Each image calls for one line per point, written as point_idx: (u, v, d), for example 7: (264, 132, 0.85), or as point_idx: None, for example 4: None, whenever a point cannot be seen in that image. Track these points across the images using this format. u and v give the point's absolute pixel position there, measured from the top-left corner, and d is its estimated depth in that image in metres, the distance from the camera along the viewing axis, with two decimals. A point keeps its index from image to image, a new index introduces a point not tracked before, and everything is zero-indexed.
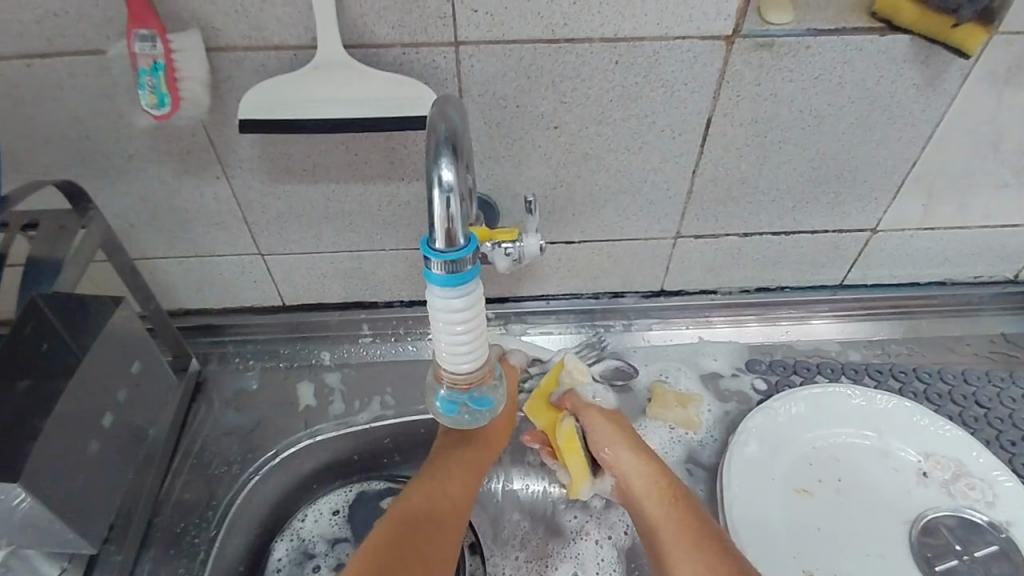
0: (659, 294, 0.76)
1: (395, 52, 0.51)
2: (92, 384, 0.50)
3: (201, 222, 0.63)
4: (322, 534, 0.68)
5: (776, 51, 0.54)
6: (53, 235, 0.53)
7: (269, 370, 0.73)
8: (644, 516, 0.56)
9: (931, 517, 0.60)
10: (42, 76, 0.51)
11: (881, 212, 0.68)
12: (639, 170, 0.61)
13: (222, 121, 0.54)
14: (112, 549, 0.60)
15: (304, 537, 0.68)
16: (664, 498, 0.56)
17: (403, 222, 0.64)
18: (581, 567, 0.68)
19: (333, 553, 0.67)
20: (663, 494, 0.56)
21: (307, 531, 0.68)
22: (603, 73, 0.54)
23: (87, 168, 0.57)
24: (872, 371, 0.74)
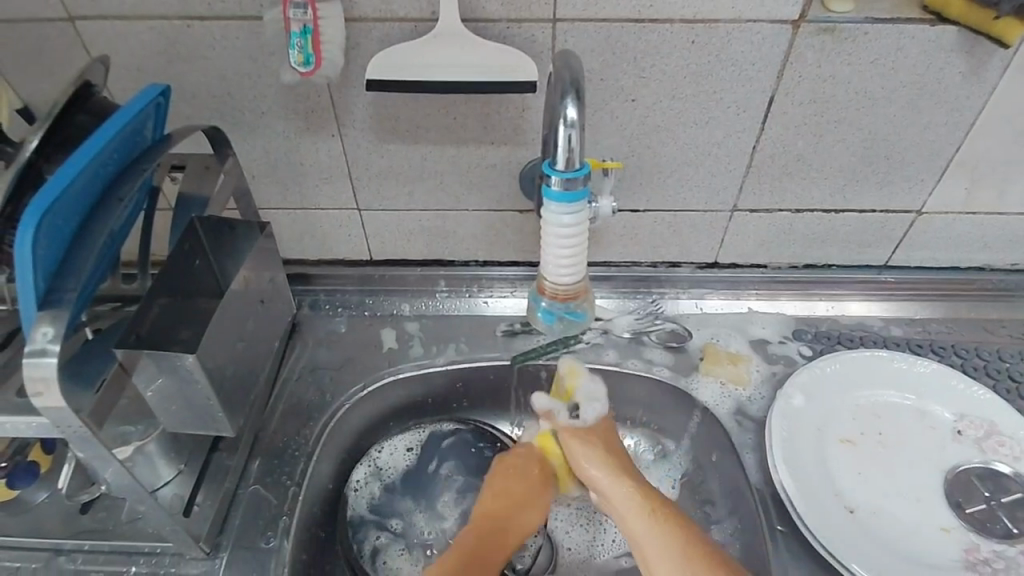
0: (713, 266, 0.81)
1: (501, 27, 0.59)
2: (236, 299, 0.58)
3: (311, 176, 0.71)
4: (397, 466, 0.74)
5: (837, 36, 0.60)
6: (200, 173, 0.61)
7: (355, 317, 0.81)
8: (622, 516, 0.60)
9: (963, 469, 0.67)
10: (202, 38, 0.60)
11: (927, 194, 0.73)
12: (704, 143, 0.68)
13: (345, 83, 0.63)
14: (223, 456, 0.66)
15: (381, 465, 0.74)
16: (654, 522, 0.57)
17: (488, 184, 0.72)
18: None
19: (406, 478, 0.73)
20: (655, 516, 0.58)
21: (382, 462, 0.75)
22: (680, 51, 0.61)
23: (224, 121, 0.66)
24: (913, 345, 0.78)
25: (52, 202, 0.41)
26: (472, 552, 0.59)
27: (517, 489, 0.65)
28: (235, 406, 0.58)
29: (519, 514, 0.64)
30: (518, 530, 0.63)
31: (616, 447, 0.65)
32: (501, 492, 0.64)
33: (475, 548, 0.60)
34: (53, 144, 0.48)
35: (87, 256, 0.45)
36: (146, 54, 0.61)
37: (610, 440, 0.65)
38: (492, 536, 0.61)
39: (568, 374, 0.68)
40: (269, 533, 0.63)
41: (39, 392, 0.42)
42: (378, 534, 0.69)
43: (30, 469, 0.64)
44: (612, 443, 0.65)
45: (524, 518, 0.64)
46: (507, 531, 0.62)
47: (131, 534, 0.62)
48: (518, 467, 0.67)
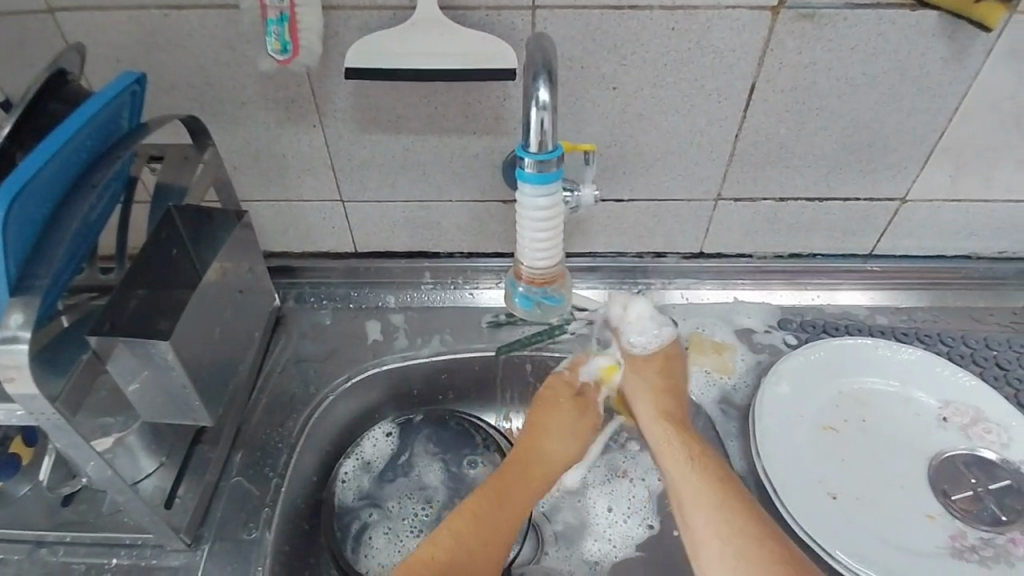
0: (698, 256, 0.81)
1: (481, 14, 0.59)
2: (215, 289, 0.58)
3: (293, 167, 0.71)
4: (382, 455, 0.75)
5: (817, 21, 0.60)
6: (178, 163, 0.60)
7: (340, 310, 0.81)
8: (672, 472, 0.59)
9: (949, 456, 0.67)
10: (179, 27, 0.59)
11: (911, 181, 0.73)
12: (686, 131, 0.68)
13: (325, 72, 0.63)
14: (205, 448, 0.65)
15: (367, 456, 0.74)
16: (717, 487, 0.56)
17: (471, 174, 0.71)
18: (616, 501, 0.73)
19: (394, 468, 0.74)
20: (715, 478, 0.57)
21: (369, 453, 0.74)
22: (660, 38, 0.61)
23: (203, 111, 0.65)
24: (898, 333, 0.78)
25: (23, 185, 0.41)
26: (507, 484, 0.62)
27: (558, 423, 0.67)
28: (215, 396, 0.57)
29: (554, 448, 0.66)
30: (552, 466, 0.65)
31: (676, 383, 0.66)
32: (540, 431, 0.66)
33: (509, 480, 0.63)
34: (26, 131, 0.48)
35: (60, 242, 0.45)
36: (124, 43, 0.61)
37: (672, 385, 0.66)
38: (526, 473, 0.64)
39: (602, 371, 0.69)
40: (251, 524, 0.63)
41: (11, 378, 0.42)
42: (370, 512, 0.70)
43: (11, 461, 0.64)
44: (667, 382, 0.66)
45: (561, 453, 0.66)
46: (537, 468, 0.64)
47: (112, 526, 0.61)
48: (563, 403, 0.68)
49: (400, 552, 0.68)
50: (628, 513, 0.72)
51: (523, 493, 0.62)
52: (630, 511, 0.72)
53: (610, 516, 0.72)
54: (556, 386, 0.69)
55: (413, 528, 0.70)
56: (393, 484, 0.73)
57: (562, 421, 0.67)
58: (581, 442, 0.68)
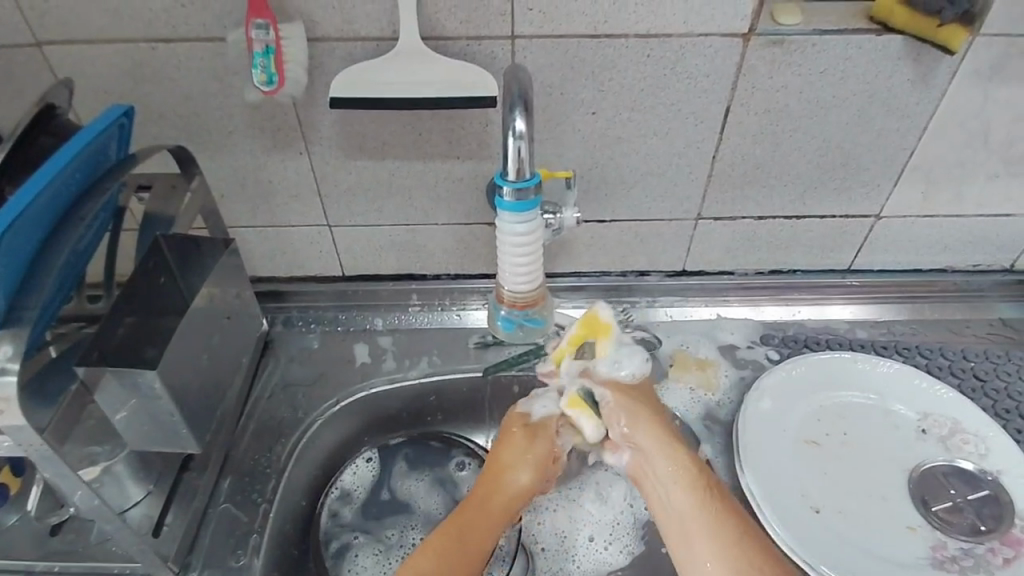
0: (681, 274, 0.83)
1: (461, 44, 0.61)
2: (204, 318, 0.59)
3: (280, 194, 0.72)
4: (365, 484, 0.75)
5: (786, 47, 0.62)
6: (166, 194, 0.61)
7: (329, 333, 0.81)
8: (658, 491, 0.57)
9: (929, 467, 0.68)
10: (166, 59, 0.61)
11: (885, 198, 0.75)
12: (665, 153, 0.70)
13: (310, 101, 0.64)
14: (193, 475, 0.65)
15: (348, 488, 0.74)
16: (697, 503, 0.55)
17: (456, 198, 0.73)
18: (597, 531, 0.73)
19: (374, 496, 0.74)
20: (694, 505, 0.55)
21: (349, 483, 0.75)
22: (636, 65, 0.63)
23: (190, 141, 0.67)
24: (878, 347, 0.80)
25: (18, 215, 0.42)
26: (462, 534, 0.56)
27: (518, 470, 0.61)
28: (203, 422, 0.58)
29: (514, 497, 0.60)
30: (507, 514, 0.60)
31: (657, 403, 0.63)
32: (501, 478, 0.60)
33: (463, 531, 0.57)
34: (16, 165, 0.48)
35: (48, 274, 0.45)
36: (112, 76, 0.62)
37: (655, 406, 0.62)
38: (471, 524, 0.57)
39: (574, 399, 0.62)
40: (240, 551, 0.63)
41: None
42: (355, 534, 0.71)
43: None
44: (647, 406, 0.61)
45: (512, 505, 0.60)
46: (493, 516, 0.59)
47: (101, 555, 0.61)
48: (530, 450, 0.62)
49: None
50: (608, 539, 0.72)
51: (478, 533, 0.57)
52: (611, 538, 0.72)
53: (590, 547, 0.72)
54: (520, 434, 0.63)
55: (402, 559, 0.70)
56: (378, 513, 0.73)
57: (525, 469, 0.61)
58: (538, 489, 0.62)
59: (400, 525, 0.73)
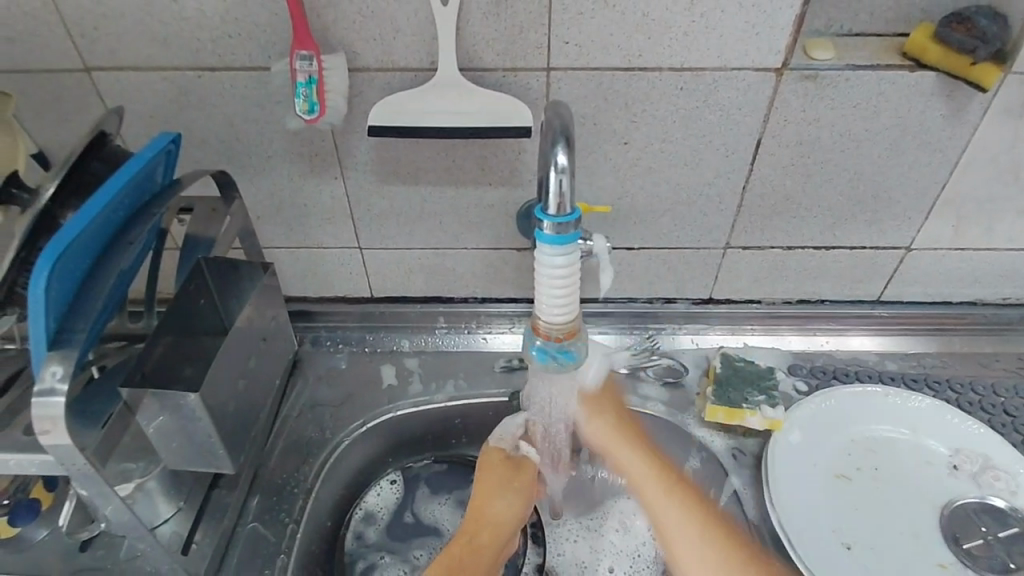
0: (707, 302, 0.83)
1: (497, 75, 0.62)
2: (240, 339, 0.60)
3: (313, 217, 0.73)
4: (389, 504, 0.76)
5: (820, 82, 0.63)
6: (206, 216, 0.63)
7: (356, 353, 0.82)
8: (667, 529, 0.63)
9: (959, 504, 0.67)
10: (211, 87, 0.63)
11: (916, 231, 0.75)
12: (695, 183, 0.70)
13: (348, 128, 0.65)
14: (223, 492, 0.66)
15: (371, 509, 0.75)
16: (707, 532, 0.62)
17: (485, 223, 0.74)
18: (618, 561, 0.73)
19: (397, 518, 0.75)
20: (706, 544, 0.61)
21: (372, 504, 0.76)
22: (669, 97, 0.64)
23: (230, 165, 0.68)
24: (908, 379, 0.79)
25: (80, 232, 0.44)
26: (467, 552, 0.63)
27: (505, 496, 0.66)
28: (237, 443, 0.59)
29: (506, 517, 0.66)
30: (504, 525, 0.66)
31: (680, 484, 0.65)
32: (496, 502, 0.66)
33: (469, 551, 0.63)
34: (69, 190, 0.50)
35: (97, 297, 0.46)
36: (158, 102, 0.64)
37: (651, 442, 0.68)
38: (474, 535, 0.64)
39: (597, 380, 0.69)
40: (267, 571, 0.63)
41: (45, 430, 0.43)
42: (381, 554, 0.72)
43: (32, 506, 0.64)
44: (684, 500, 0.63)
45: (507, 517, 0.66)
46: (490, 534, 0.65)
47: (129, 572, 0.62)
48: (506, 472, 0.67)
49: None
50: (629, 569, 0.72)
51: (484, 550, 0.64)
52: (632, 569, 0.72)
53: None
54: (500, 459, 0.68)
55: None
56: (402, 534, 0.74)
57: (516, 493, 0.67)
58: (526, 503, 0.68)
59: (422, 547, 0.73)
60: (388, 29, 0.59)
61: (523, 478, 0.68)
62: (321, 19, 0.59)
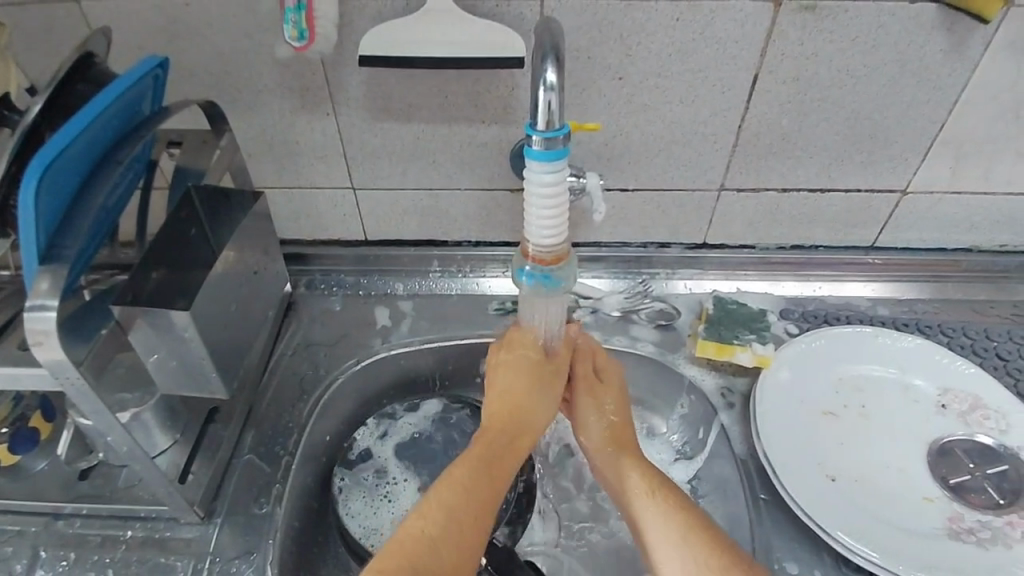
0: (701, 247, 0.82)
1: (490, 5, 0.61)
2: (230, 271, 0.60)
3: (306, 154, 0.72)
4: (365, 443, 0.74)
5: (818, 13, 0.62)
6: (197, 147, 0.62)
7: (350, 297, 0.82)
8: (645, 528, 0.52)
9: (947, 442, 0.68)
10: (199, 15, 0.61)
11: (912, 174, 0.74)
12: (691, 121, 0.69)
13: (340, 60, 0.64)
14: (218, 426, 0.67)
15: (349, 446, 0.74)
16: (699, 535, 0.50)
17: (479, 163, 0.73)
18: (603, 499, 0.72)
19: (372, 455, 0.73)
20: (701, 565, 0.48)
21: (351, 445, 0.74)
22: (665, 29, 0.63)
23: (220, 99, 0.68)
24: (899, 324, 0.79)
25: (68, 145, 0.43)
26: (486, 460, 0.53)
27: (535, 385, 0.58)
28: (231, 371, 0.59)
29: (538, 410, 0.58)
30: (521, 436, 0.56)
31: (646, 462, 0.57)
32: (516, 386, 0.58)
33: (487, 453, 0.54)
34: (56, 109, 0.49)
35: (86, 216, 0.46)
36: (145, 31, 0.63)
37: (623, 419, 0.60)
38: (507, 438, 0.56)
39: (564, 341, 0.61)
40: (263, 500, 0.65)
41: (39, 342, 0.44)
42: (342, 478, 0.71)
43: (32, 436, 0.64)
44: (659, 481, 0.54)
45: (536, 419, 0.58)
46: (517, 435, 0.56)
47: (129, 499, 0.63)
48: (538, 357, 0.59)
49: (370, 516, 0.68)
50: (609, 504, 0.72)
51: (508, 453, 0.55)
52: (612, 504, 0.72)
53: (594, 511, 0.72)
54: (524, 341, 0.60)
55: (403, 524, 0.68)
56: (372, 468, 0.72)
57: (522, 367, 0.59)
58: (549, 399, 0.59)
59: (397, 475, 0.72)
60: None
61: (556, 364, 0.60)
62: None
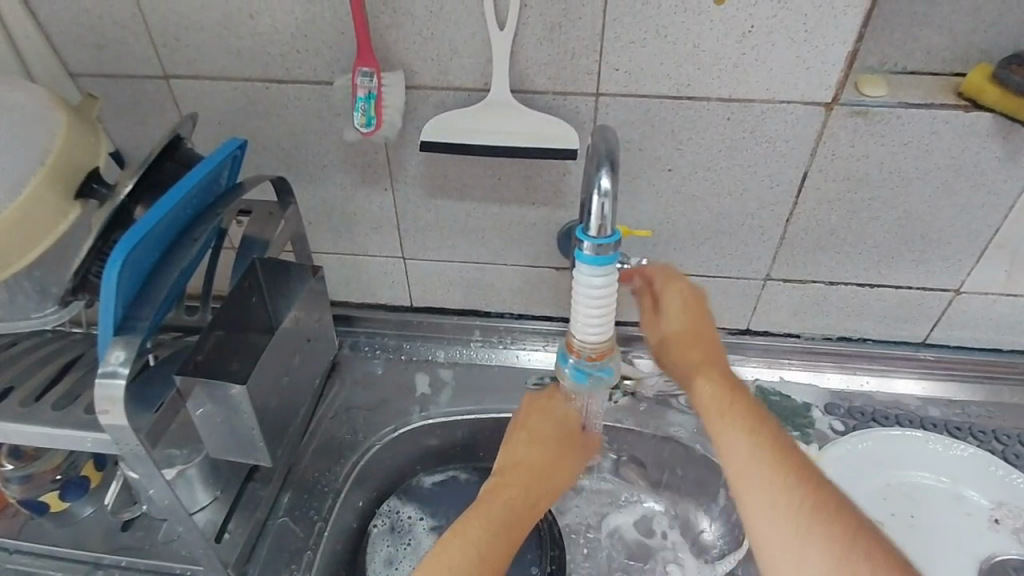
0: (745, 332, 0.82)
1: (547, 98, 0.64)
2: (286, 340, 0.63)
3: (362, 225, 0.76)
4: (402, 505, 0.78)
5: (870, 118, 0.63)
6: (263, 219, 0.66)
7: (392, 360, 0.84)
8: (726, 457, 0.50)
9: (999, 559, 0.65)
10: (276, 98, 0.66)
11: (966, 273, 0.73)
12: (738, 213, 0.70)
13: (402, 143, 0.68)
14: (257, 485, 0.68)
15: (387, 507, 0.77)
16: (774, 463, 0.48)
17: (527, 241, 0.75)
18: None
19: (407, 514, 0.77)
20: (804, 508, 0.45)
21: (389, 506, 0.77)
22: (717, 127, 0.64)
23: (289, 172, 0.72)
24: (951, 427, 0.76)
25: (153, 224, 0.47)
26: (506, 518, 0.55)
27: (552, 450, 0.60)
28: (275, 437, 0.61)
29: (559, 472, 0.60)
30: (551, 488, 0.59)
31: (716, 359, 0.58)
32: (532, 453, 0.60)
33: (505, 511, 0.55)
34: (143, 187, 0.53)
35: (159, 291, 0.49)
36: (227, 110, 0.68)
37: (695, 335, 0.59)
38: (524, 497, 0.57)
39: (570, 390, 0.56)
40: (295, 565, 0.65)
41: (105, 410, 0.46)
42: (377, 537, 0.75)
43: (82, 483, 0.67)
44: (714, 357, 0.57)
45: (556, 481, 0.60)
46: (536, 494, 0.58)
47: (167, 555, 0.64)
48: (557, 424, 0.62)
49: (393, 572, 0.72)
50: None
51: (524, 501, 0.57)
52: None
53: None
54: (562, 398, 0.63)
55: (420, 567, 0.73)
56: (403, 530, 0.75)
57: (541, 430, 0.61)
58: (572, 461, 0.62)
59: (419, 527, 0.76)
60: (445, 51, 0.62)
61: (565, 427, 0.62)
62: (384, 39, 0.62)
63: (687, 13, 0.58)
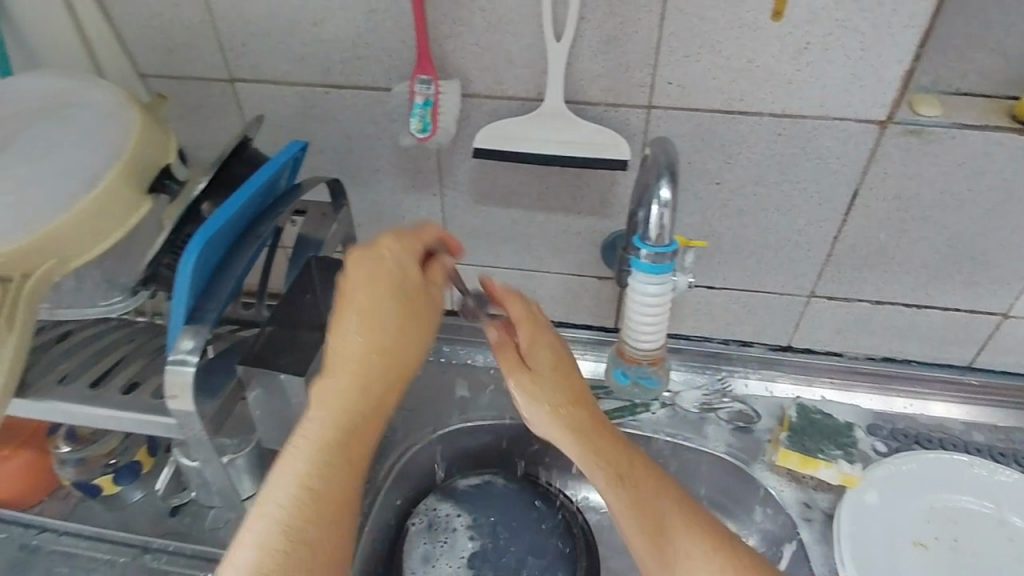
0: (786, 349, 0.82)
1: (599, 110, 0.65)
2: None
3: (409, 228, 0.77)
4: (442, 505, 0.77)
5: (923, 138, 0.62)
6: (317, 219, 0.68)
7: (432, 362, 0.85)
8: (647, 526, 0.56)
9: None
10: (335, 103, 0.68)
11: (1016, 297, 0.72)
12: (785, 229, 0.70)
13: (454, 149, 0.70)
14: None
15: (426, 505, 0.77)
16: (704, 536, 0.55)
17: (571, 249, 0.76)
18: None
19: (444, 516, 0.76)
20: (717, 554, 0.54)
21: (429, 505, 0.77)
22: (767, 142, 0.65)
23: (343, 174, 0.74)
24: (996, 453, 0.75)
25: (223, 221, 0.49)
26: (340, 423, 0.52)
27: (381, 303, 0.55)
28: None
29: (404, 347, 0.55)
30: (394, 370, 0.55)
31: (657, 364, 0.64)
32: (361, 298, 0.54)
33: (328, 428, 0.52)
34: (212, 184, 0.56)
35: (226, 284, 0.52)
36: (287, 113, 0.70)
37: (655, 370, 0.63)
38: (356, 393, 0.53)
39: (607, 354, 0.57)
40: None
41: (174, 395, 0.48)
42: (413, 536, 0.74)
43: (134, 468, 0.68)
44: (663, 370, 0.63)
45: (409, 353, 0.56)
46: (365, 393, 0.53)
47: (214, 542, 0.66)
48: (391, 274, 0.56)
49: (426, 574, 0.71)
50: None
51: (375, 398, 0.54)
52: None
53: None
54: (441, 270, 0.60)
55: (454, 567, 0.73)
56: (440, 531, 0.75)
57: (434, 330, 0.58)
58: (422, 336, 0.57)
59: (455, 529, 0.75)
60: (502, 61, 0.63)
61: (433, 298, 0.58)
62: (442, 48, 0.63)
63: (743, 29, 0.59)
